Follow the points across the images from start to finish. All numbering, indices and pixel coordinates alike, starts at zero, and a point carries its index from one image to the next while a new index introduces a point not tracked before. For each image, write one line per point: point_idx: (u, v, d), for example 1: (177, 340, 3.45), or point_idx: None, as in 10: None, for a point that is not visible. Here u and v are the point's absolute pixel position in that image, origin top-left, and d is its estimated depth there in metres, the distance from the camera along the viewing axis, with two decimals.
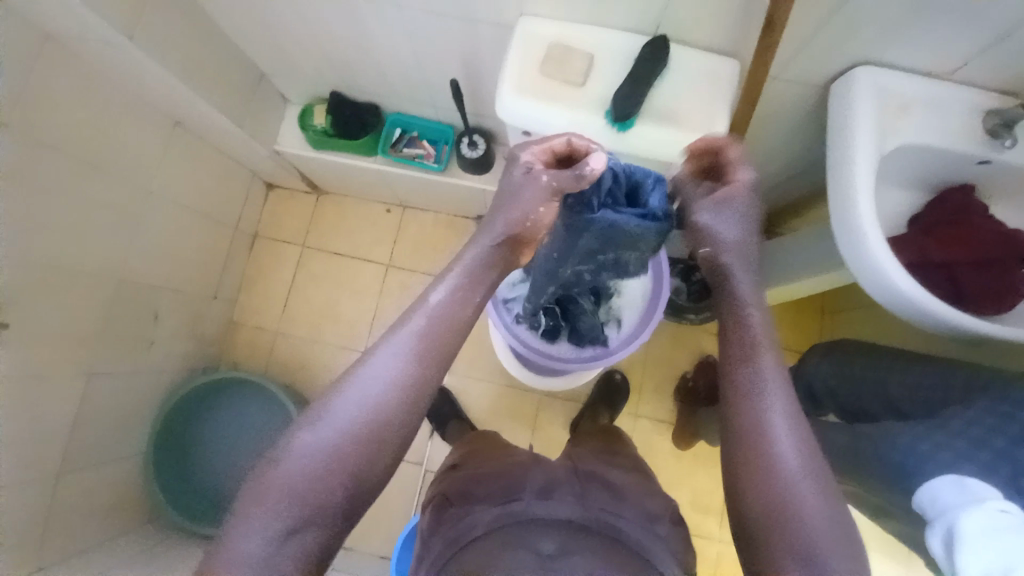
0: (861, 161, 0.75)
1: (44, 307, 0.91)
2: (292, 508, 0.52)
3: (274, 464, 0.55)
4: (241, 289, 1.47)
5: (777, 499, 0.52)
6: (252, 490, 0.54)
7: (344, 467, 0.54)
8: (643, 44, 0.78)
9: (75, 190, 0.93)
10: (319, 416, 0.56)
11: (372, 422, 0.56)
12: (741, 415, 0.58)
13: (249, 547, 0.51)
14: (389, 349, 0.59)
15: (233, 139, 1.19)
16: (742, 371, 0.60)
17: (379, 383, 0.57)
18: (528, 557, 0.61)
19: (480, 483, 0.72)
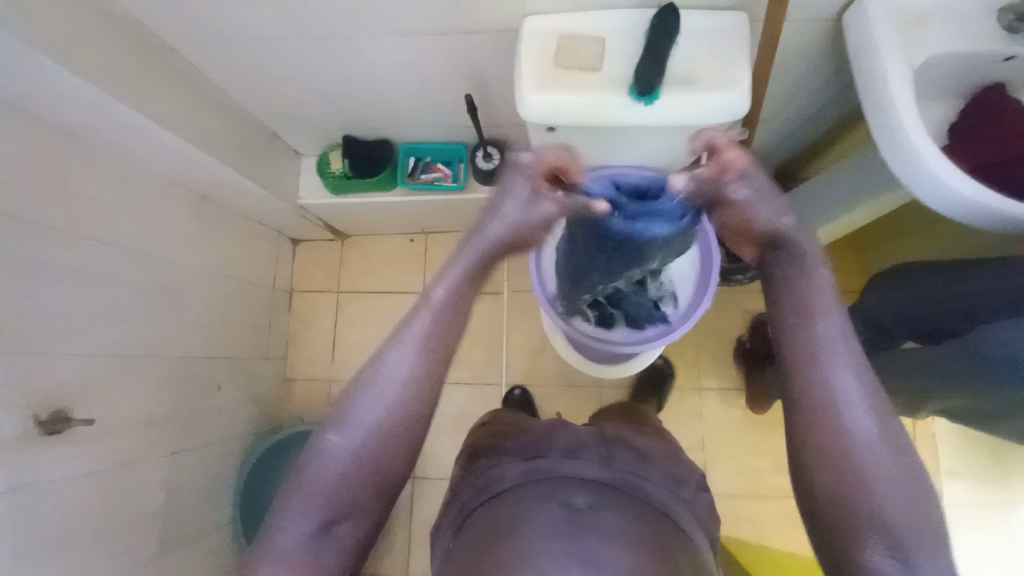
0: (897, 82, 0.75)
1: (117, 396, 0.94)
2: (325, 505, 0.51)
3: (305, 466, 0.52)
4: (288, 346, 1.50)
5: (849, 474, 0.47)
6: (287, 491, 0.52)
7: (367, 466, 0.52)
8: (651, 17, 0.79)
9: (124, 279, 0.96)
10: (342, 413, 0.53)
11: (395, 417, 0.53)
12: (805, 379, 0.50)
13: (287, 543, 0.50)
14: (405, 338, 0.54)
15: (258, 202, 1.23)
16: (797, 325, 0.52)
17: (399, 376, 0.53)
18: (555, 514, 0.56)
19: (521, 442, 0.68)
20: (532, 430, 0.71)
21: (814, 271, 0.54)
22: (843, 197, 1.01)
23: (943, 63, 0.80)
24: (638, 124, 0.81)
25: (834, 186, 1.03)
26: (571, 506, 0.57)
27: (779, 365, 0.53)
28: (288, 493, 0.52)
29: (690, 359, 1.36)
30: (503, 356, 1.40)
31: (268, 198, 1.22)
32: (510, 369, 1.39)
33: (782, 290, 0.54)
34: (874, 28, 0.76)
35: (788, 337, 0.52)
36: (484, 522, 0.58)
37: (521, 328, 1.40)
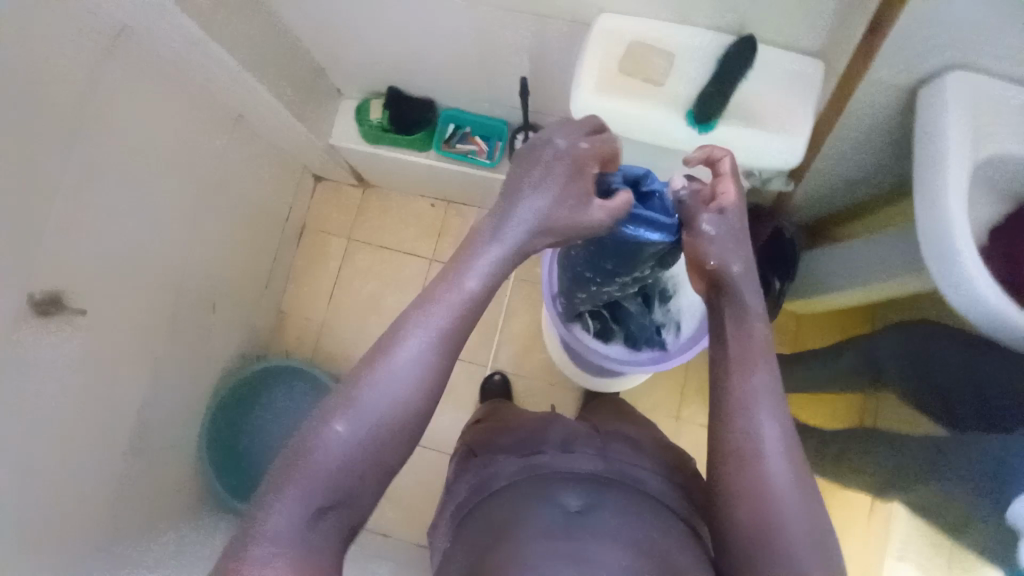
0: (953, 170, 0.74)
1: (115, 294, 0.95)
2: (321, 492, 0.54)
3: (298, 455, 0.56)
4: (289, 280, 1.50)
5: (762, 518, 0.54)
6: (280, 476, 0.55)
7: (370, 456, 0.56)
8: (727, 44, 0.77)
9: (147, 181, 0.96)
10: (342, 404, 0.57)
11: (397, 411, 0.57)
12: (732, 427, 0.57)
13: (285, 524, 0.53)
14: (411, 338, 0.59)
15: (291, 132, 1.21)
16: (733, 377, 0.59)
17: (402, 373, 0.58)
18: (551, 513, 0.59)
19: (506, 437, 0.73)
20: (525, 425, 0.75)
21: (758, 325, 0.61)
22: (863, 267, 1.01)
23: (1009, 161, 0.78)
24: (687, 149, 0.79)
25: (863, 253, 1.01)
26: (569, 508, 0.60)
27: (710, 416, 0.60)
28: (280, 481, 0.55)
29: (676, 387, 1.37)
30: (496, 341, 1.40)
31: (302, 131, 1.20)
32: (500, 355, 1.40)
33: (728, 346, 0.61)
34: (946, 111, 0.75)
35: (728, 388, 0.59)
36: (483, 519, 0.62)
37: (519, 317, 1.41)
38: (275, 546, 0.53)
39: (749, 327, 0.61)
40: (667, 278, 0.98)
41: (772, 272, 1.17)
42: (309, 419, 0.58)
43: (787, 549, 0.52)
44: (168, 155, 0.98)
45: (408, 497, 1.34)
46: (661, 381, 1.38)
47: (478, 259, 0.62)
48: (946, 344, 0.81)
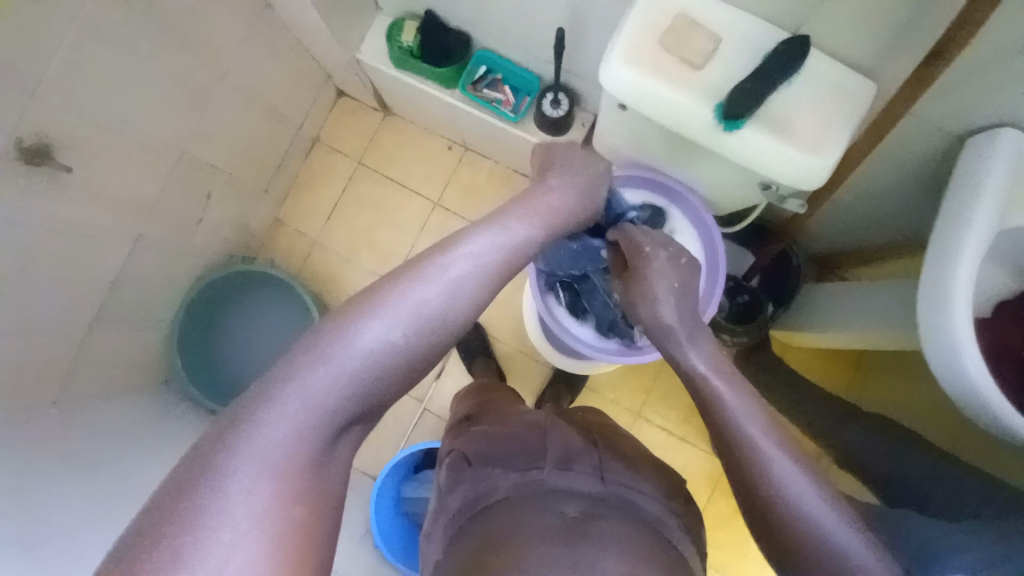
0: (974, 236, 0.69)
1: (106, 158, 0.93)
2: (312, 426, 0.50)
3: (286, 379, 0.51)
4: (291, 190, 1.48)
5: (803, 525, 0.54)
6: (262, 403, 0.50)
7: (392, 368, 0.55)
8: (780, 41, 0.71)
9: (160, 52, 0.92)
10: (340, 330, 0.54)
11: (402, 349, 0.55)
12: (737, 449, 0.58)
13: (281, 429, 0.49)
14: (426, 280, 0.58)
15: (319, 35, 1.16)
16: (712, 403, 0.62)
17: (411, 309, 0.56)
18: (551, 521, 0.60)
19: (495, 445, 0.72)
20: (516, 429, 0.75)
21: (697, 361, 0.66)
22: (858, 319, 0.97)
23: None
24: (707, 145, 0.75)
25: (863, 303, 0.97)
26: (566, 514, 0.61)
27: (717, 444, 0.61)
28: (260, 411, 0.49)
29: (644, 385, 1.37)
30: None
31: (330, 37, 1.15)
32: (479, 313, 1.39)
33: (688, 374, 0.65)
34: (987, 171, 0.71)
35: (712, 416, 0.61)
36: (484, 527, 0.62)
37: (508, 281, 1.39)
38: (265, 452, 0.48)
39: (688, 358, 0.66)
40: None
41: (766, 297, 1.17)
42: (299, 345, 0.53)
43: (833, 555, 0.52)
44: (185, 29, 0.94)
45: None
46: (630, 377, 1.37)
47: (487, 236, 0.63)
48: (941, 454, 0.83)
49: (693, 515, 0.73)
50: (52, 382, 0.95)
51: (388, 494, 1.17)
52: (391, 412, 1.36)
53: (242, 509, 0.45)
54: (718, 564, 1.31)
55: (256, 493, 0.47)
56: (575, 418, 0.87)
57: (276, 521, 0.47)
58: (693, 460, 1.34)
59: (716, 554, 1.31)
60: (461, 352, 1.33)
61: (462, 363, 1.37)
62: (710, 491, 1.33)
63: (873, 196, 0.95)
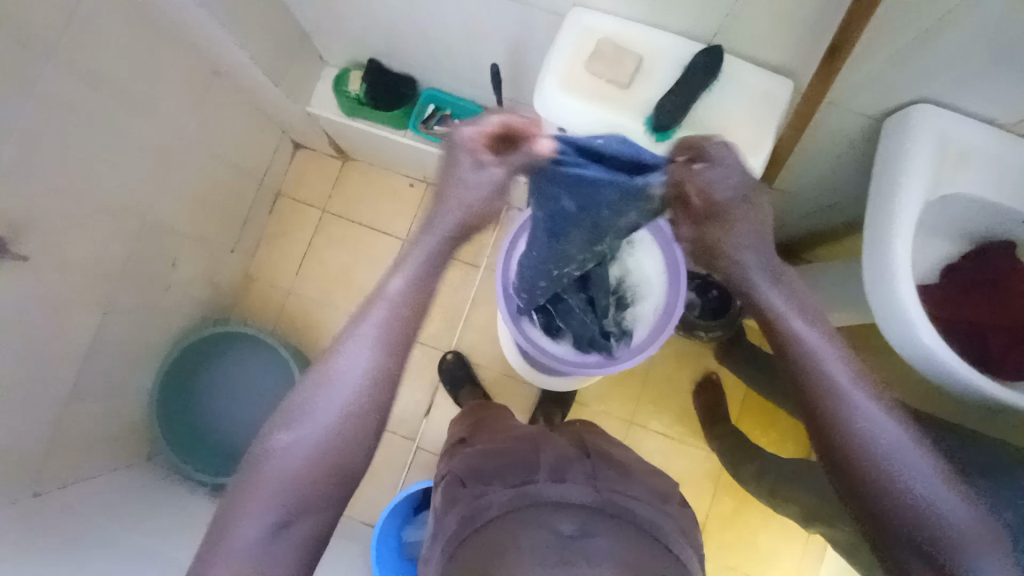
0: (910, 200, 0.74)
1: (68, 240, 0.93)
2: (281, 503, 0.57)
3: (248, 477, 0.59)
4: (259, 246, 1.49)
5: (924, 501, 0.56)
6: (240, 495, 0.58)
7: (328, 455, 0.59)
8: (698, 52, 0.76)
9: (113, 128, 0.94)
10: (279, 421, 0.61)
11: (337, 419, 0.60)
12: (853, 432, 0.59)
13: (246, 540, 0.56)
14: (345, 350, 0.63)
15: (270, 94, 1.20)
16: (832, 383, 0.61)
17: (336, 381, 0.62)
18: (546, 541, 0.60)
19: (488, 462, 0.72)
20: (509, 447, 0.75)
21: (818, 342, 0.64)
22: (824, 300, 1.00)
23: (962, 202, 0.80)
24: None
25: (824, 282, 1.01)
26: (563, 533, 0.61)
27: (825, 429, 0.60)
28: (235, 510, 0.58)
29: (633, 391, 1.38)
30: (459, 327, 1.40)
31: (281, 95, 1.18)
32: (461, 341, 1.40)
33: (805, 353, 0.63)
34: (912, 139, 0.75)
35: (830, 393, 0.61)
36: (480, 546, 0.61)
37: (484, 307, 1.40)
38: (238, 561, 0.56)
39: (806, 336, 0.64)
40: (628, 285, 1.02)
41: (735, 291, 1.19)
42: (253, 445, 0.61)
43: (953, 527, 0.55)
44: (135, 103, 0.96)
45: None
46: (618, 385, 1.38)
47: (404, 270, 0.68)
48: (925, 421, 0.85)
49: (688, 515, 0.74)
50: (31, 471, 0.92)
51: (390, 539, 1.14)
52: (384, 454, 1.34)
53: None
54: (733, 561, 1.30)
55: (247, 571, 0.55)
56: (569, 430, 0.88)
57: None
58: (693, 459, 1.35)
59: (731, 553, 1.30)
60: (446, 383, 1.33)
61: (449, 395, 1.36)
62: (713, 488, 1.33)
63: (814, 182, 0.99)
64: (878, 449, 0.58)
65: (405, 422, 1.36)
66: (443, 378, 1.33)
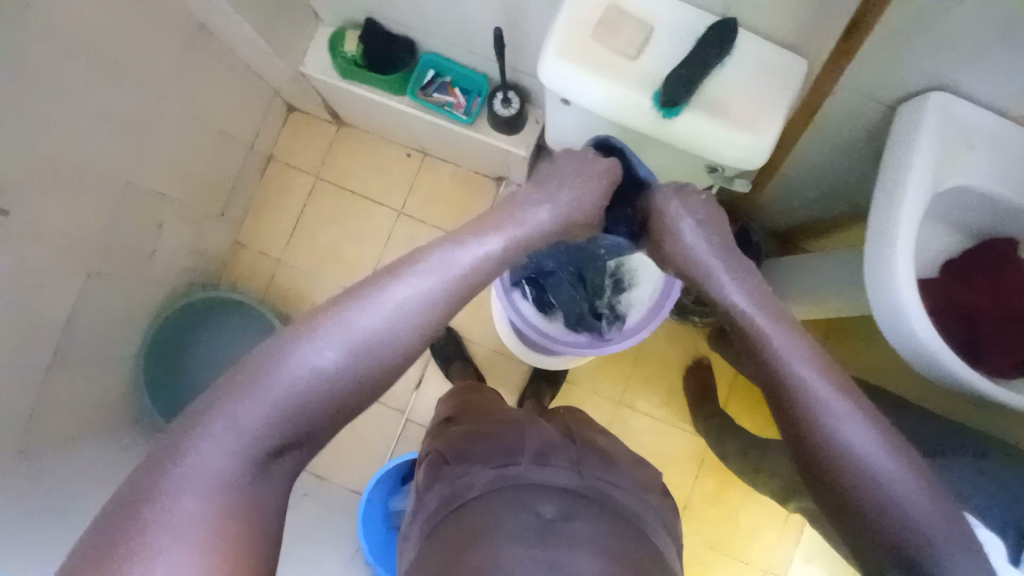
0: (912, 195, 0.73)
1: (49, 198, 0.89)
2: (264, 429, 0.53)
3: (173, 473, 0.50)
4: (249, 211, 1.45)
5: (873, 498, 0.54)
6: (225, 402, 0.53)
7: (330, 394, 0.56)
8: (709, 25, 0.73)
9: (92, 82, 0.88)
10: (223, 411, 0.53)
11: (294, 418, 0.55)
12: (804, 419, 0.58)
13: (216, 456, 0.51)
14: (325, 342, 0.56)
15: (260, 52, 1.14)
16: (787, 367, 0.61)
17: (303, 382, 0.55)
18: (528, 520, 0.59)
19: (472, 442, 0.72)
20: (495, 428, 0.75)
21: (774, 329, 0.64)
22: (819, 286, 0.99)
23: (970, 196, 0.79)
24: (650, 132, 0.77)
25: (821, 272, 1.00)
26: (544, 516, 0.60)
27: (780, 411, 0.61)
28: (146, 503, 0.49)
29: (622, 373, 1.38)
30: None
31: (272, 53, 1.13)
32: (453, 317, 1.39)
33: (756, 339, 0.65)
34: (920, 130, 0.73)
35: (779, 377, 0.61)
36: (460, 524, 0.61)
37: None
38: (201, 473, 0.51)
39: (761, 326, 0.65)
40: (625, 269, 1.00)
41: None
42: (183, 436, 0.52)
43: (902, 525, 0.52)
44: (118, 55, 0.91)
45: (343, 441, 1.33)
46: (608, 366, 1.39)
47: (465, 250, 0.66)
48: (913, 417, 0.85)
49: (667, 509, 0.74)
50: (15, 434, 0.90)
51: (376, 509, 1.15)
52: (373, 426, 1.34)
53: (168, 537, 0.47)
54: (715, 543, 1.32)
55: (209, 488, 0.50)
56: (557, 415, 0.88)
57: (224, 531, 0.49)
58: (680, 441, 1.36)
59: (711, 531, 1.33)
60: (437, 358, 1.32)
61: (439, 370, 1.36)
62: (697, 470, 1.35)
63: (818, 170, 0.98)
64: (865, 465, 0.55)
65: (395, 395, 1.36)
66: (434, 353, 1.32)
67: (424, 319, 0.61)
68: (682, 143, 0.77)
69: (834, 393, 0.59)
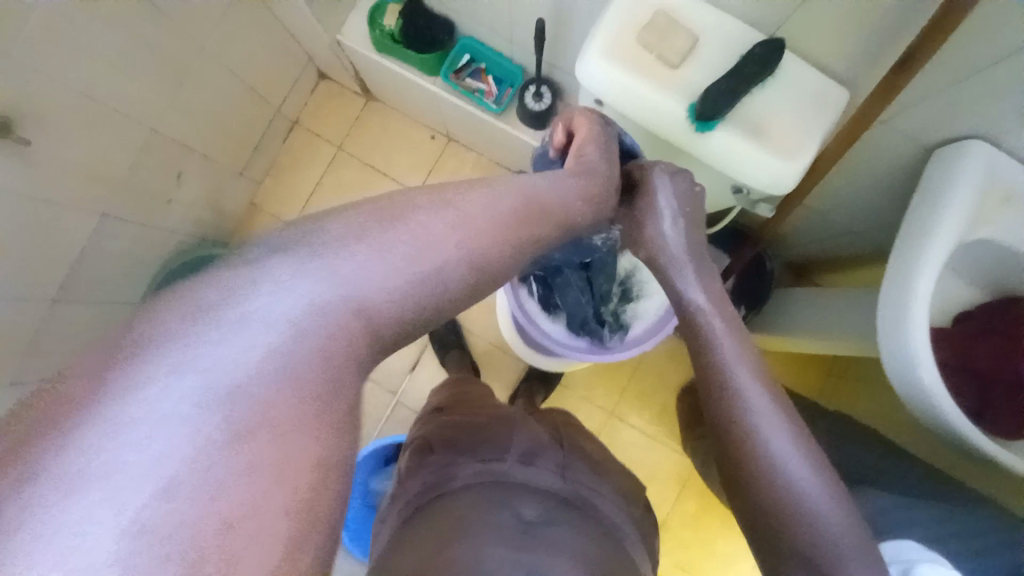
0: (939, 244, 0.71)
1: (75, 135, 0.89)
2: (328, 310, 0.46)
3: (168, 347, 0.40)
4: (268, 173, 1.45)
5: (785, 507, 0.53)
6: (287, 268, 0.46)
7: (401, 293, 0.50)
8: (757, 43, 0.72)
9: (129, 22, 0.88)
10: (249, 308, 0.44)
11: (362, 309, 0.48)
12: (731, 421, 0.58)
13: (268, 322, 0.44)
14: (405, 236, 0.51)
15: (299, 15, 1.14)
16: (721, 368, 0.61)
17: (350, 298, 0.47)
18: (507, 520, 0.59)
19: (460, 433, 0.72)
20: (485, 423, 0.74)
21: (720, 329, 0.65)
22: (828, 322, 0.98)
23: (998, 251, 0.77)
24: (680, 144, 0.76)
25: (833, 309, 0.98)
26: (524, 518, 0.60)
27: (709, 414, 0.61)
28: (180, 351, 0.40)
29: (618, 383, 1.38)
30: None
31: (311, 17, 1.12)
32: None
33: (703, 337, 0.65)
34: (957, 178, 0.72)
35: (712, 376, 0.61)
36: (439, 513, 0.61)
37: None
38: (251, 334, 0.43)
39: (712, 329, 0.65)
40: (634, 279, 1.00)
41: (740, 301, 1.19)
42: (176, 323, 0.41)
43: (811, 538, 0.51)
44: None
45: None
46: (605, 374, 1.38)
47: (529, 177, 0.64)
48: (906, 466, 0.84)
49: (647, 523, 0.74)
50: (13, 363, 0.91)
51: (357, 486, 1.15)
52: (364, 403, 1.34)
53: (205, 397, 0.40)
54: (689, 565, 1.32)
55: (257, 355, 0.43)
56: (549, 416, 0.87)
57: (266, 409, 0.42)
58: (666, 458, 1.35)
59: (685, 552, 1.33)
60: (435, 344, 1.32)
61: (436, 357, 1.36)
62: (679, 490, 1.34)
63: (845, 204, 0.96)
64: (784, 469, 0.54)
65: (389, 376, 1.36)
66: (432, 339, 1.32)
67: (487, 253, 0.56)
68: (714, 159, 0.75)
69: (761, 396, 0.59)
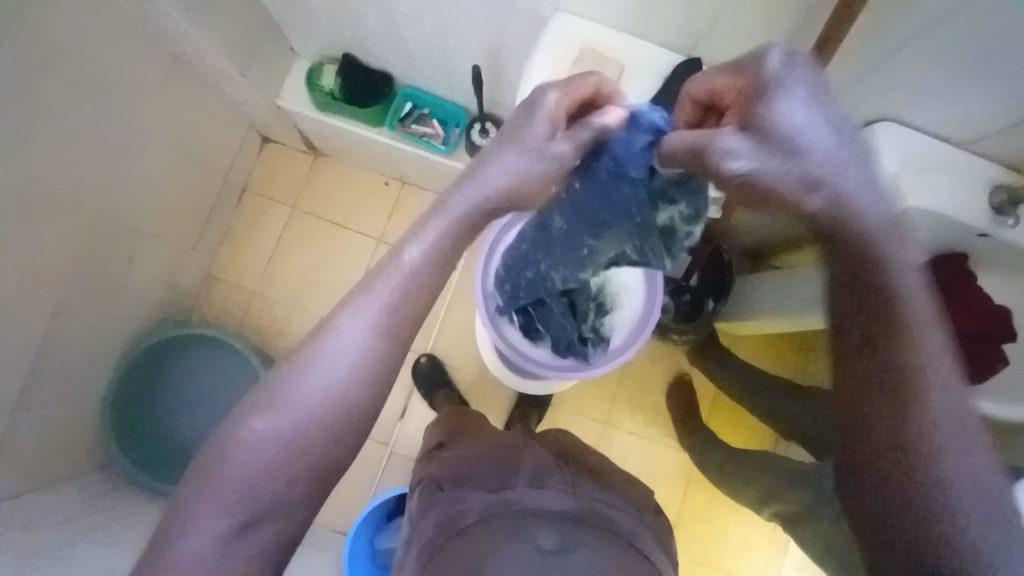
0: None
1: (20, 238, 0.86)
2: (283, 441, 0.53)
3: (183, 501, 0.52)
4: (222, 243, 1.42)
5: (938, 527, 0.48)
6: (244, 413, 0.54)
7: (341, 406, 0.54)
8: (678, 63, 0.78)
9: (63, 117, 0.87)
10: (231, 444, 0.53)
11: (307, 431, 0.53)
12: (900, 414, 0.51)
13: (238, 468, 0.52)
14: (329, 351, 0.54)
15: (236, 86, 1.14)
16: (911, 353, 0.52)
17: (269, 444, 0.53)
18: (526, 553, 0.59)
19: (467, 467, 0.72)
20: (490, 453, 0.74)
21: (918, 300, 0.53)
22: (785, 299, 1.06)
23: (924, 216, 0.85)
24: None
25: (787, 287, 1.06)
26: (542, 547, 0.60)
27: (873, 398, 0.53)
28: (189, 500, 0.52)
29: (608, 392, 1.40)
30: (435, 330, 1.38)
31: (250, 86, 1.13)
32: (437, 343, 1.38)
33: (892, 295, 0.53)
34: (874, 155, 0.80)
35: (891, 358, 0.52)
36: (459, 552, 0.60)
37: (459, 310, 1.39)
38: (230, 479, 0.52)
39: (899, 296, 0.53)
40: (607, 292, 1.02)
41: (707, 293, 1.24)
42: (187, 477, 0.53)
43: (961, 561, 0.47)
44: (92, 91, 0.90)
45: None
46: (594, 386, 1.40)
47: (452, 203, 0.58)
48: None
49: (662, 524, 0.75)
50: None
51: (363, 545, 1.11)
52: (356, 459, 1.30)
53: (201, 533, 0.51)
54: (707, 557, 1.33)
55: (240, 492, 0.52)
56: (550, 436, 0.88)
57: (256, 528, 0.52)
58: (666, 456, 1.38)
59: (701, 546, 1.34)
60: (421, 386, 1.31)
61: (424, 399, 1.35)
62: (684, 487, 1.36)
63: None
64: (943, 481, 0.49)
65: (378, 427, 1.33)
66: (418, 381, 1.31)
67: (398, 336, 0.56)
68: None
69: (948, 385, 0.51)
